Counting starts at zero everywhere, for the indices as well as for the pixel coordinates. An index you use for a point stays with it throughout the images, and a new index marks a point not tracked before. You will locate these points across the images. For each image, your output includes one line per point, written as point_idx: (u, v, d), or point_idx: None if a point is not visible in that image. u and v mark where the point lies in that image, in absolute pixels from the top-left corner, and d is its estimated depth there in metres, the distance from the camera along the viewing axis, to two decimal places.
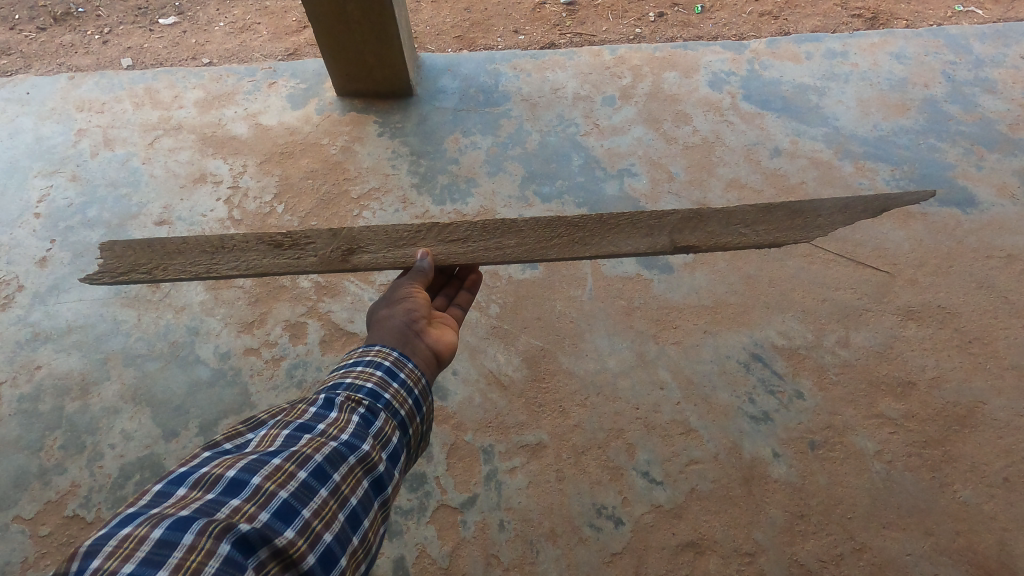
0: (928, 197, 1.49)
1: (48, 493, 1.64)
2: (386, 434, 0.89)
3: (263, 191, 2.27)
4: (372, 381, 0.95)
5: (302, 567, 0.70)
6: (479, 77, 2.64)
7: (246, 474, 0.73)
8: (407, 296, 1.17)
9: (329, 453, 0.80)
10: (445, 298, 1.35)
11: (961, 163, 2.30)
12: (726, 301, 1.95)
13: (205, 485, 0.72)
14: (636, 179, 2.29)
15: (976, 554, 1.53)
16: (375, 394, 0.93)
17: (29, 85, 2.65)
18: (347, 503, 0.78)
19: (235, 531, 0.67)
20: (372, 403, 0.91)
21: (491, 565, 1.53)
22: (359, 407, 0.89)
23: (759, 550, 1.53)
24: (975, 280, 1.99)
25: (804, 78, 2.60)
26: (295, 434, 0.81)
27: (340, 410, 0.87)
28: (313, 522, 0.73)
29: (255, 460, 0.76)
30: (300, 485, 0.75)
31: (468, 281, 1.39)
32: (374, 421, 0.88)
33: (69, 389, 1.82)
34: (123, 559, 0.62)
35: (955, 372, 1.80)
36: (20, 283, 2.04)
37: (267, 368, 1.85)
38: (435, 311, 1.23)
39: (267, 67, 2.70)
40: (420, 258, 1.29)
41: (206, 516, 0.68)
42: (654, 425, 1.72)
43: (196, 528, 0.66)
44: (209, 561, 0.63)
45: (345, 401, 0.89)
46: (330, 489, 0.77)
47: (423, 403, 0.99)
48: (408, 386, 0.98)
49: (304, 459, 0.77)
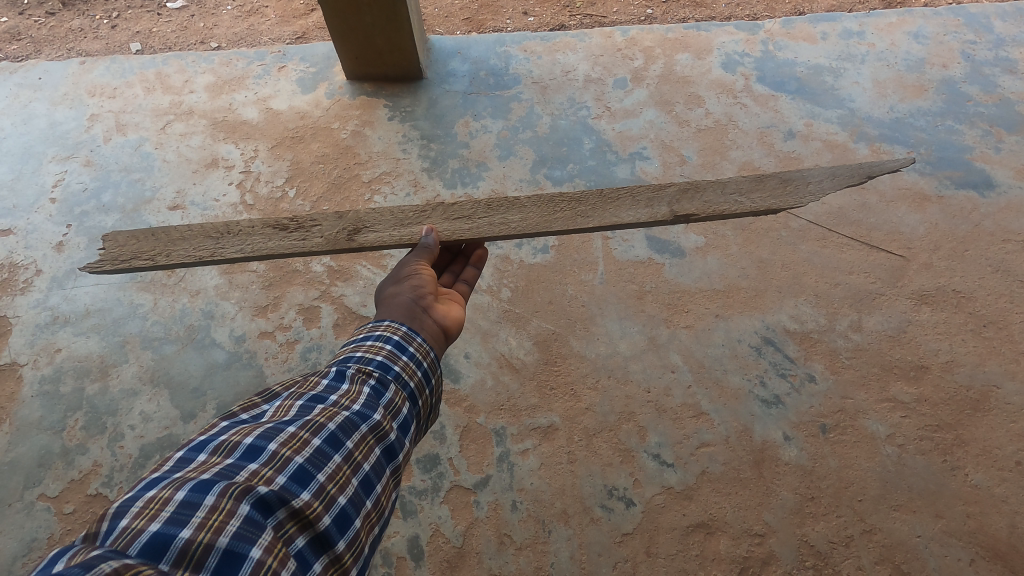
0: (907, 165, 1.47)
1: (71, 473, 1.68)
2: (396, 405, 0.90)
3: (274, 175, 2.28)
4: (382, 354, 0.96)
5: (319, 527, 0.72)
6: (490, 60, 2.62)
7: (262, 441, 0.75)
8: (413, 273, 1.18)
9: (342, 422, 0.81)
10: (451, 275, 1.36)
11: (979, 145, 2.27)
12: (738, 285, 1.95)
13: (225, 451, 0.74)
14: (647, 163, 2.27)
15: (986, 536, 1.53)
16: (385, 365, 0.94)
17: (41, 71, 2.66)
18: (360, 468, 0.79)
19: (254, 492, 0.69)
20: (381, 374, 0.92)
21: (504, 544, 1.55)
22: (369, 379, 0.90)
23: (769, 531, 1.55)
24: (991, 264, 1.97)
25: (819, 59, 2.56)
26: (309, 405, 0.83)
27: (351, 381, 0.89)
28: (327, 486, 0.75)
29: (272, 429, 0.78)
30: (315, 451, 0.76)
31: (474, 257, 1.39)
32: (384, 392, 0.90)
33: (88, 371, 1.85)
34: (149, 518, 0.64)
35: (969, 356, 1.79)
36: (38, 268, 2.07)
37: (282, 352, 1.87)
38: (441, 287, 1.24)
39: (277, 50, 2.69)
40: (425, 235, 1.30)
41: (225, 478, 0.69)
42: (665, 408, 1.73)
43: (217, 490, 0.67)
44: (231, 520, 0.65)
45: (356, 373, 0.90)
46: (344, 455, 0.78)
47: (432, 375, 1.00)
48: (417, 359, 0.99)
49: (318, 427, 0.79)
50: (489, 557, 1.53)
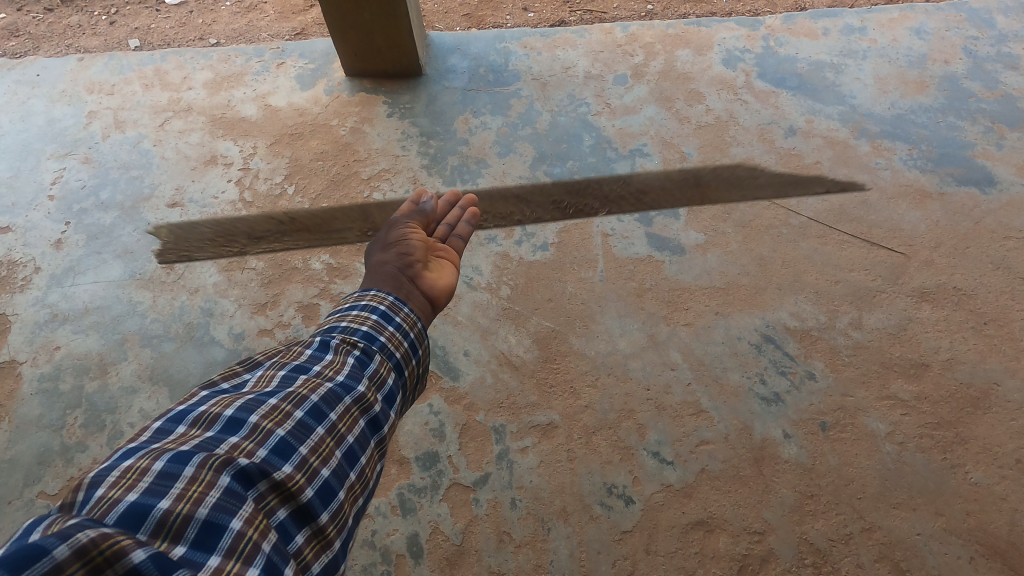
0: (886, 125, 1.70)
1: (71, 470, 1.68)
2: (381, 375, 1.00)
3: (273, 172, 2.27)
4: (365, 325, 1.06)
5: (301, 499, 0.80)
6: (489, 56, 2.61)
7: (244, 414, 0.83)
8: (402, 241, 1.41)
9: (324, 395, 0.90)
10: (447, 229, 1.61)
11: (980, 142, 2.26)
12: (738, 282, 1.94)
13: (204, 424, 0.82)
14: (647, 159, 2.26)
15: (986, 534, 1.53)
16: (369, 336, 1.05)
17: (39, 68, 2.65)
18: (343, 440, 0.88)
19: (234, 464, 0.76)
20: (365, 346, 1.02)
21: (503, 542, 1.55)
22: (353, 350, 1.00)
23: (768, 528, 1.55)
24: (992, 261, 1.96)
25: (821, 55, 2.54)
26: (291, 376, 0.92)
27: (335, 353, 0.99)
28: (310, 458, 0.83)
29: (254, 401, 0.86)
30: (296, 424, 0.85)
31: (465, 214, 1.53)
32: (368, 362, 1.00)
33: (88, 368, 1.85)
34: (127, 488, 0.70)
35: (969, 354, 1.79)
36: (37, 266, 2.07)
37: (281, 350, 1.87)
38: (434, 247, 1.49)
39: (276, 47, 2.68)
40: (425, 200, 1.65)
41: (205, 450, 0.77)
42: (665, 406, 1.73)
43: (196, 462, 0.74)
44: (210, 491, 0.72)
45: (340, 344, 1.01)
46: (326, 427, 0.87)
47: (415, 347, 1.11)
48: (402, 330, 1.10)
49: (300, 400, 0.88)
50: (488, 554, 1.53)
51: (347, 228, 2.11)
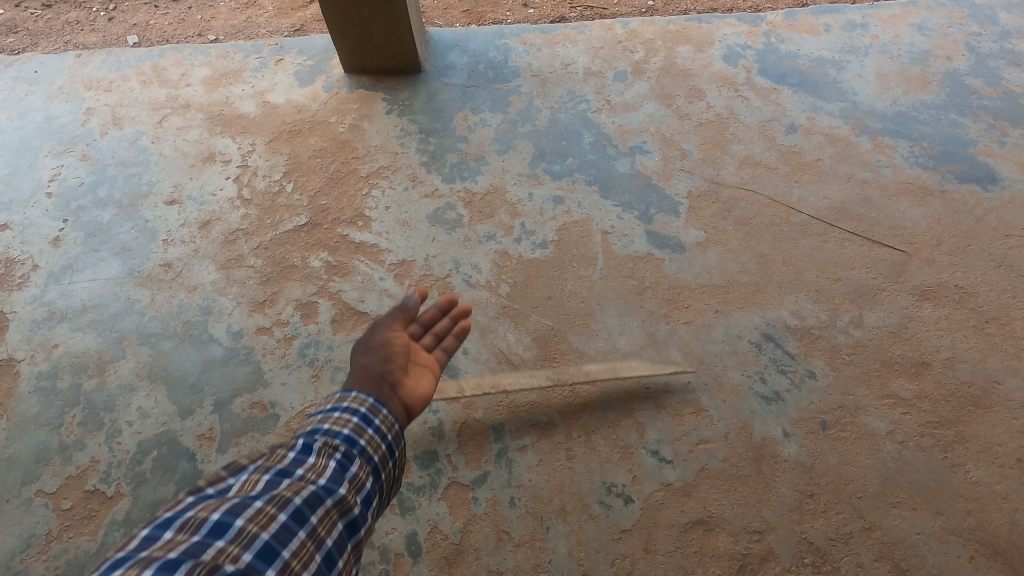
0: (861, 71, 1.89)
1: (69, 469, 1.68)
2: (360, 479, 0.99)
3: (272, 170, 2.26)
4: (348, 427, 1.04)
5: None
6: (489, 53, 2.60)
7: (229, 517, 0.83)
8: (386, 344, 1.27)
9: (307, 497, 0.90)
10: (433, 336, 1.39)
11: (983, 139, 2.24)
12: (738, 280, 1.94)
13: (191, 528, 0.82)
14: (647, 157, 2.25)
15: (986, 533, 1.52)
16: (350, 440, 1.02)
17: (37, 64, 2.64)
18: (323, 543, 0.88)
19: (220, 571, 0.77)
20: (347, 449, 1.00)
21: (502, 541, 1.54)
22: (335, 453, 0.99)
23: (768, 527, 1.54)
24: (994, 259, 1.96)
25: (822, 51, 2.53)
26: (275, 479, 0.92)
27: (318, 455, 0.97)
28: (292, 562, 0.83)
29: (239, 504, 0.86)
30: (280, 526, 0.85)
31: (457, 327, 1.41)
32: (349, 466, 0.98)
33: (86, 366, 1.84)
34: None
35: (970, 352, 1.78)
36: (35, 263, 2.06)
37: (279, 348, 1.86)
38: (418, 351, 1.32)
39: (274, 43, 2.67)
40: (409, 294, 1.40)
41: (192, 557, 0.77)
42: (665, 405, 1.72)
43: (184, 569, 0.75)
44: None
45: (322, 446, 0.99)
46: (308, 531, 0.87)
47: (395, 448, 1.08)
48: (382, 433, 1.07)
49: (284, 503, 0.87)
50: (487, 553, 1.53)
51: (346, 226, 2.11)
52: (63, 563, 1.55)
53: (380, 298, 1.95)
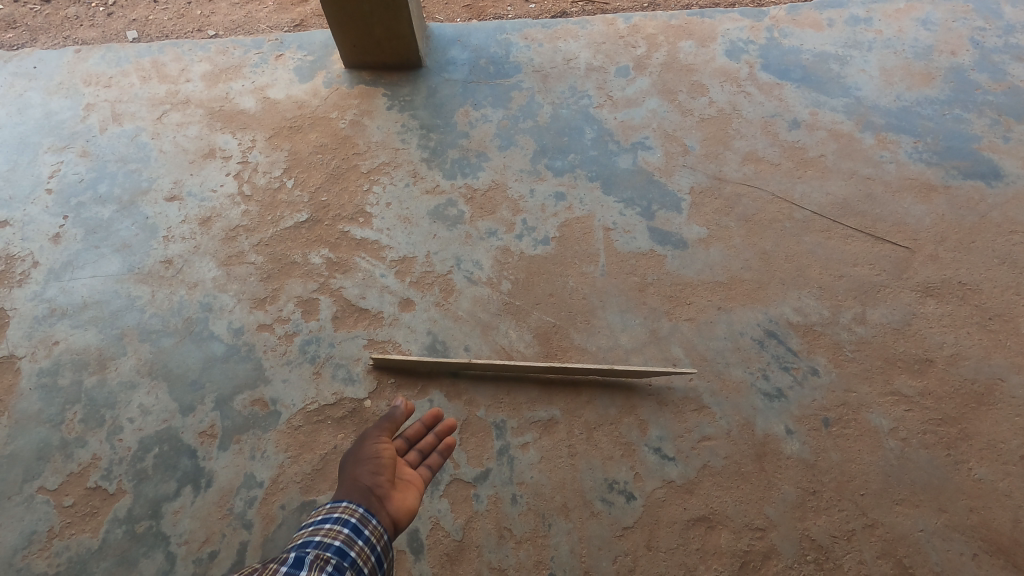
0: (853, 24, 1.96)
1: (70, 466, 1.68)
2: None
3: (272, 166, 2.25)
4: (339, 539, 1.01)
5: None
6: (490, 48, 2.58)
7: None
8: (374, 454, 1.20)
9: None
10: (418, 452, 1.32)
11: (987, 134, 2.23)
12: (741, 277, 1.93)
13: None
14: (649, 153, 2.24)
15: (989, 530, 1.52)
16: (342, 551, 0.99)
17: (36, 60, 2.63)
18: None
19: None
20: (339, 561, 0.97)
21: (504, 538, 1.54)
22: (328, 565, 0.95)
23: (770, 525, 1.54)
24: (997, 256, 1.94)
25: (825, 46, 2.51)
26: None
27: (310, 568, 0.93)
28: None
29: None
30: None
31: (444, 444, 1.35)
32: None
33: (87, 363, 1.84)
34: None
35: (974, 349, 1.77)
36: (35, 260, 2.06)
37: (280, 344, 1.86)
38: (404, 467, 1.25)
39: (274, 39, 2.66)
40: (396, 403, 1.31)
41: None
42: (667, 402, 1.72)
43: None
44: None
45: (315, 559, 0.95)
46: None
47: (384, 560, 1.05)
48: (372, 543, 1.05)
49: None
50: (489, 550, 1.53)
51: (347, 222, 2.10)
52: (65, 560, 1.55)
53: (381, 294, 1.94)
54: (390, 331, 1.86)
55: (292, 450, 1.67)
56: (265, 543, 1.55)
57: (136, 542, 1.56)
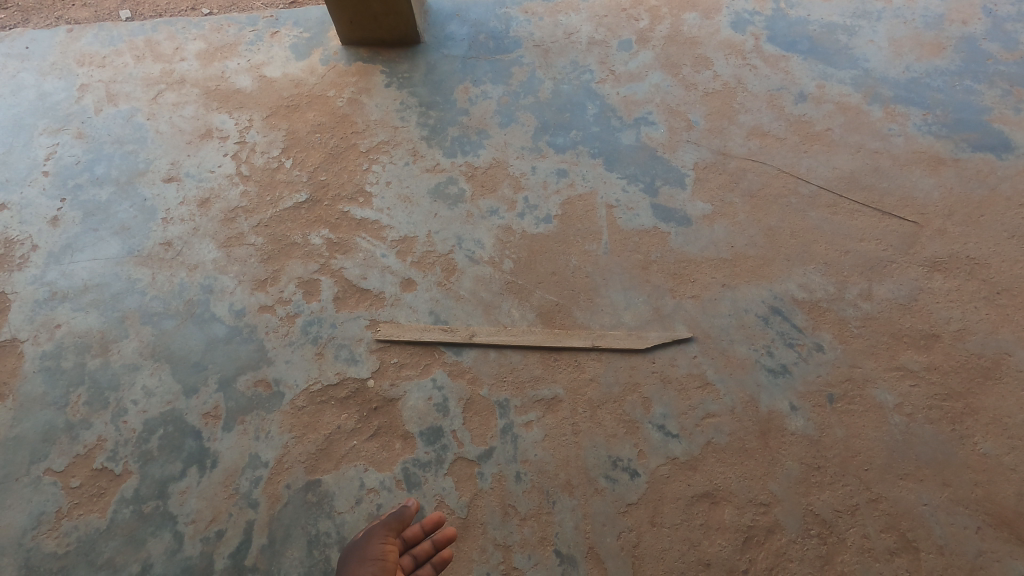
0: None
1: (76, 447, 1.68)
2: None
3: (270, 146, 2.22)
4: None
5: None
6: (489, 22, 2.53)
7: None
8: (378, 557, 1.25)
9: None
10: (412, 559, 1.35)
11: (998, 106, 2.18)
12: (746, 253, 1.91)
13: None
14: (653, 129, 2.20)
15: (992, 504, 1.52)
16: None
17: (28, 40, 2.58)
18: None
19: None
20: None
21: (508, 515, 1.55)
22: None
23: (774, 500, 1.54)
24: (1007, 229, 1.91)
25: (833, 16, 2.45)
26: None
27: None
28: None
29: None
30: None
31: (440, 555, 1.37)
32: None
33: (89, 346, 1.84)
34: None
35: (981, 324, 1.75)
36: (34, 243, 2.05)
37: (282, 326, 1.85)
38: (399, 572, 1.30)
39: (269, 15, 2.60)
40: (408, 503, 1.32)
41: None
42: (671, 379, 1.71)
43: None
44: None
45: None
46: None
47: None
48: None
49: None
50: (494, 527, 1.54)
51: (347, 202, 2.08)
52: (75, 539, 1.56)
53: (382, 275, 1.93)
54: (391, 311, 1.85)
55: (296, 431, 1.68)
56: (271, 522, 1.56)
57: (144, 522, 1.57)
